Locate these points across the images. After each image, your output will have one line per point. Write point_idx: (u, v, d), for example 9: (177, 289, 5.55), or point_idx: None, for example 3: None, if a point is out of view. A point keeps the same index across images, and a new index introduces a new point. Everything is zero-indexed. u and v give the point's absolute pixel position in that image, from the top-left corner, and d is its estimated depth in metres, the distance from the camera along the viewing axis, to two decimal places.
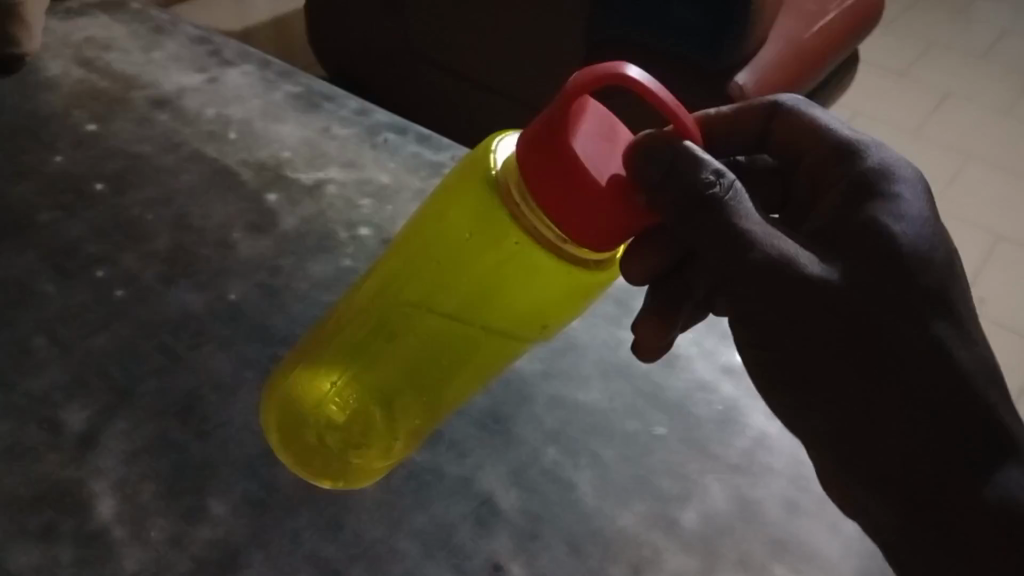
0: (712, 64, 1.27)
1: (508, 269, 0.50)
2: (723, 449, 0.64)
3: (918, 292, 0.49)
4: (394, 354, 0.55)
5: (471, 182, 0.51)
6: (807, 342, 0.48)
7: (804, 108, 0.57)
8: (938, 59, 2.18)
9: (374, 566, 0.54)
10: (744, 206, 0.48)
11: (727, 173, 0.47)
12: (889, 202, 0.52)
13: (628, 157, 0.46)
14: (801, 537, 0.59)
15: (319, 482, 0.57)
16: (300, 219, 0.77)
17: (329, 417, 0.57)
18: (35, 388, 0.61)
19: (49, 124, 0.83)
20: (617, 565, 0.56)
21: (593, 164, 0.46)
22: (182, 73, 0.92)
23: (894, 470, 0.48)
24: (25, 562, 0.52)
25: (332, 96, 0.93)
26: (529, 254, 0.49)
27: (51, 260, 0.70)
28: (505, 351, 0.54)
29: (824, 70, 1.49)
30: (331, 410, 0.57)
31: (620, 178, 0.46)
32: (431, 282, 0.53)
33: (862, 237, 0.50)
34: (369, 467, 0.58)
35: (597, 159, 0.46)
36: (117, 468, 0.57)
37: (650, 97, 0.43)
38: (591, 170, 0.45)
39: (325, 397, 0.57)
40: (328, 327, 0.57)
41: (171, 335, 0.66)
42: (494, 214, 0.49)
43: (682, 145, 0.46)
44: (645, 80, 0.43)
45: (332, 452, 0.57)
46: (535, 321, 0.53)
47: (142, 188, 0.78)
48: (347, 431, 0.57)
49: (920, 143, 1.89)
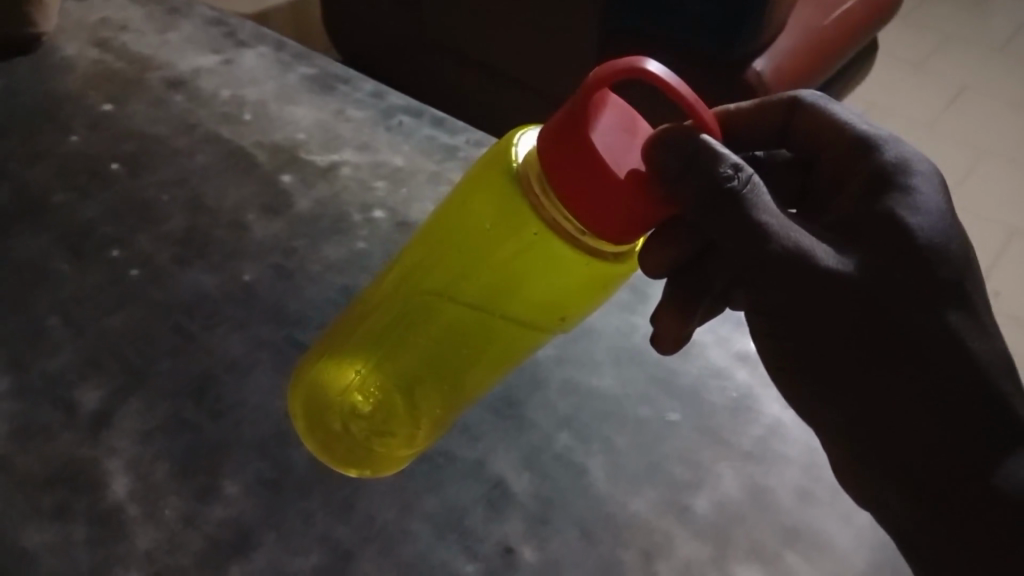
0: (729, 54, 1.25)
1: (533, 263, 0.50)
2: (735, 436, 0.64)
3: (940, 284, 0.49)
4: (416, 344, 0.55)
5: (493, 175, 0.50)
6: (827, 333, 0.48)
7: (825, 102, 0.56)
8: (956, 50, 2.16)
9: (386, 548, 0.55)
10: (762, 199, 0.47)
11: (745, 167, 0.47)
12: (905, 193, 0.51)
13: (648, 150, 0.45)
14: (815, 526, 0.59)
15: (344, 470, 0.57)
16: (314, 201, 0.77)
17: (354, 405, 0.56)
18: (50, 367, 0.62)
19: (65, 105, 0.83)
20: (628, 551, 0.56)
21: (613, 159, 0.45)
22: (197, 54, 0.92)
23: (913, 462, 0.48)
24: (39, 540, 0.53)
25: (346, 78, 0.92)
26: (557, 249, 0.48)
27: (67, 240, 0.71)
28: (525, 341, 0.54)
29: (840, 60, 1.47)
30: (356, 400, 0.56)
31: (640, 172, 0.45)
32: (452, 273, 0.53)
33: (879, 230, 0.50)
34: (392, 455, 0.57)
35: (613, 153, 0.45)
36: (132, 447, 0.58)
37: (667, 90, 0.42)
38: (610, 165, 0.45)
39: (350, 386, 0.56)
40: (352, 319, 0.57)
41: (185, 316, 0.66)
42: (514, 207, 0.49)
43: (700, 138, 0.45)
44: (664, 75, 0.42)
45: (356, 440, 0.57)
46: (555, 312, 0.52)
47: (157, 170, 0.78)
48: (371, 420, 0.57)
49: (936, 135, 1.87)
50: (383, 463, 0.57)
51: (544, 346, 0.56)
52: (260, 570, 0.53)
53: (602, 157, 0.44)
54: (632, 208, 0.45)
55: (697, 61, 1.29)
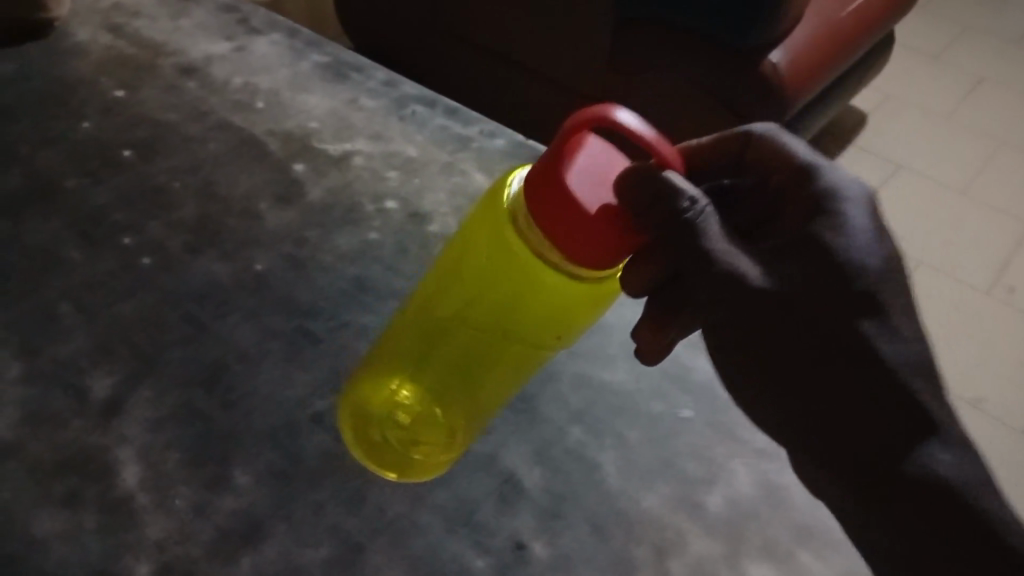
0: (746, 44, 1.24)
1: (526, 294, 0.50)
2: (750, 434, 0.63)
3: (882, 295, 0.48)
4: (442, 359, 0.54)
5: (486, 209, 0.51)
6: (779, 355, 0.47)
7: (778, 135, 0.52)
8: (973, 43, 2.14)
9: (397, 541, 0.54)
10: (715, 228, 0.45)
11: (704, 199, 0.45)
12: (837, 221, 0.48)
13: (619, 186, 0.46)
14: (827, 524, 0.58)
15: (383, 473, 0.57)
16: (327, 190, 0.77)
17: (396, 420, 0.56)
18: (61, 354, 0.62)
19: (77, 90, 0.83)
20: (640, 547, 0.56)
21: (591, 195, 0.46)
22: (209, 41, 0.91)
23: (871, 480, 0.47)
24: (49, 527, 0.53)
25: (359, 67, 0.91)
26: (550, 279, 0.49)
27: (78, 227, 0.70)
28: (528, 359, 0.54)
29: (857, 51, 1.45)
30: (398, 416, 0.56)
31: (612, 206, 0.46)
32: (455, 301, 0.53)
33: (812, 263, 0.47)
34: (433, 461, 0.57)
35: (588, 188, 0.46)
36: (142, 436, 0.58)
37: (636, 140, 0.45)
38: (583, 199, 0.46)
39: (388, 403, 0.56)
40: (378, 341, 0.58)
41: (196, 305, 0.66)
42: (505, 236, 0.49)
43: (663, 174, 0.45)
44: (633, 124, 0.44)
45: (399, 450, 0.57)
46: (555, 330, 0.52)
47: (169, 157, 0.78)
48: (409, 431, 0.56)
49: (952, 128, 1.85)
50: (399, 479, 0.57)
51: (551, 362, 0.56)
52: (271, 561, 0.53)
53: (575, 197, 0.45)
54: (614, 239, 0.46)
55: (712, 53, 1.28)
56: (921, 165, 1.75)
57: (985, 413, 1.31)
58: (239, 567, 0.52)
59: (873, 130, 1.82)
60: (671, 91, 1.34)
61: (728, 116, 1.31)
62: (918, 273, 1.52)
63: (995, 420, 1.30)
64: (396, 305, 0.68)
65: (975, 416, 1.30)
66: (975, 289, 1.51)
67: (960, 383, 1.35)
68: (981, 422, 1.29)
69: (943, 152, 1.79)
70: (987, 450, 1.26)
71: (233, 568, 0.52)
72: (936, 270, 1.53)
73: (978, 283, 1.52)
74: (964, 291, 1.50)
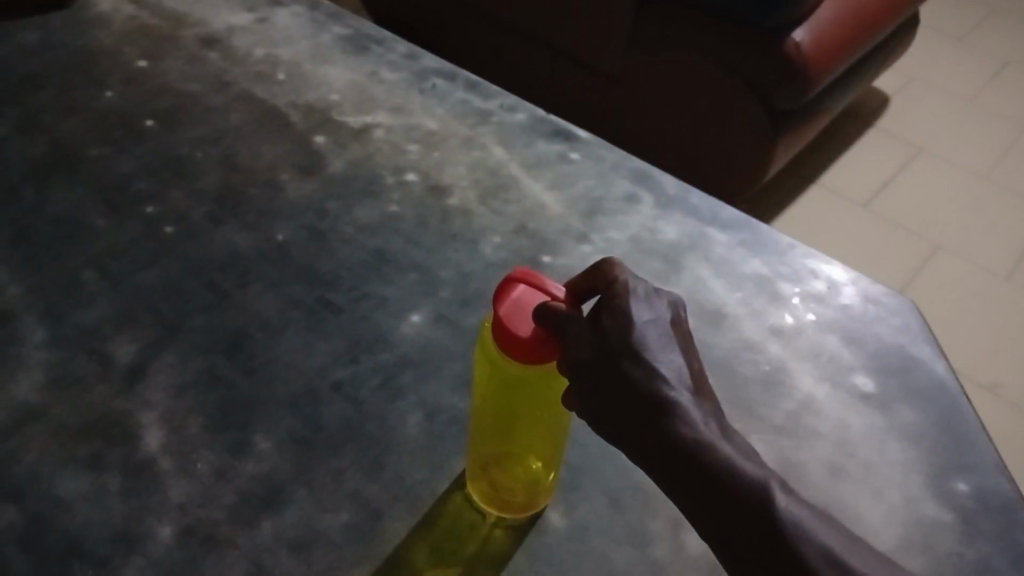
0: (769, 21, 1.23)
1: (513, 394, 0.51)
2: (768, 411, 0.62)
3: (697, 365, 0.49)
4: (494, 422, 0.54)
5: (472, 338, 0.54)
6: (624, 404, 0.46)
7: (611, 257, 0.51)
8: (1000, 25, 2.10)
9: (415, 508, 0.55)
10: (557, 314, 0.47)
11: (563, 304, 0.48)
12: (625, 323, 0.47)
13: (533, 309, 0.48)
14: (845, 501, 0.58)
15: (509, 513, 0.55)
16: (347, 163, 0.77)
17: (505, 483, 0.55)
18: (86, 320, 0.62)
19: (100, 60, 0.83)
20: (656, 520, 0.56)
21: (525, 310, 0.49)
22: (231, 12, 0.91)
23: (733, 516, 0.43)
24: (74, 489, 0.54)
25: (380, 40, 0.91)
26: (530, 372, 0.50)
27: (102, 195, 0.71)
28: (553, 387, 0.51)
29: (882, 31, 1.44)
30: (507, 479, 0.55)
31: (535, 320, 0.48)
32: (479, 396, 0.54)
33: (603, 366, 0.47)
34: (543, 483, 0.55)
35: (517, 310, 0.49)
36: (165, 402, 0.58)
37: (528, 283, 0.50)
38: (510, 321, 0.48)
39: (490, 469, 0.55)
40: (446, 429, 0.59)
41: (218, 274, 0.66)
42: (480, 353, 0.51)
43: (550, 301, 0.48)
44: (524, 270, 0.50)
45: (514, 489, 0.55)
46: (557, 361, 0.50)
47: (191, 128, 0.78)
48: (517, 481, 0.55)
49: (977, 111, 1.83)
50: (483, 544, 0.54)
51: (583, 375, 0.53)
52: (291, 526, 0.53)
53: (502, 321, 0.48)
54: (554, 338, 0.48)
55: (736, 31, 1.27)
56: (943, 149, 1.73)
57: (1002, 399, 1.30)
58: (260, 531, 0.53)
59: (895, 113, 1.80)
60: (693, 70, 1.33)
61: (750, 95, 1.30)
62: (937, 257, 1.51)
63: (1013, 406, 1.29)
64: (416, 277, 0.68)
65: (992, 402, 1.29)
66: (995, 275, 1.50)
67: (978, 368, 1.34)
68: (998, 408, 1.29)
69: (965, 136, 1.77)
70: (1004, 436, 1.25)
71: (254, 532, 0.53)
72: (956, 255, 1.52)
73: (998, 269, 1.51)
74: (983, 276, 1.49)
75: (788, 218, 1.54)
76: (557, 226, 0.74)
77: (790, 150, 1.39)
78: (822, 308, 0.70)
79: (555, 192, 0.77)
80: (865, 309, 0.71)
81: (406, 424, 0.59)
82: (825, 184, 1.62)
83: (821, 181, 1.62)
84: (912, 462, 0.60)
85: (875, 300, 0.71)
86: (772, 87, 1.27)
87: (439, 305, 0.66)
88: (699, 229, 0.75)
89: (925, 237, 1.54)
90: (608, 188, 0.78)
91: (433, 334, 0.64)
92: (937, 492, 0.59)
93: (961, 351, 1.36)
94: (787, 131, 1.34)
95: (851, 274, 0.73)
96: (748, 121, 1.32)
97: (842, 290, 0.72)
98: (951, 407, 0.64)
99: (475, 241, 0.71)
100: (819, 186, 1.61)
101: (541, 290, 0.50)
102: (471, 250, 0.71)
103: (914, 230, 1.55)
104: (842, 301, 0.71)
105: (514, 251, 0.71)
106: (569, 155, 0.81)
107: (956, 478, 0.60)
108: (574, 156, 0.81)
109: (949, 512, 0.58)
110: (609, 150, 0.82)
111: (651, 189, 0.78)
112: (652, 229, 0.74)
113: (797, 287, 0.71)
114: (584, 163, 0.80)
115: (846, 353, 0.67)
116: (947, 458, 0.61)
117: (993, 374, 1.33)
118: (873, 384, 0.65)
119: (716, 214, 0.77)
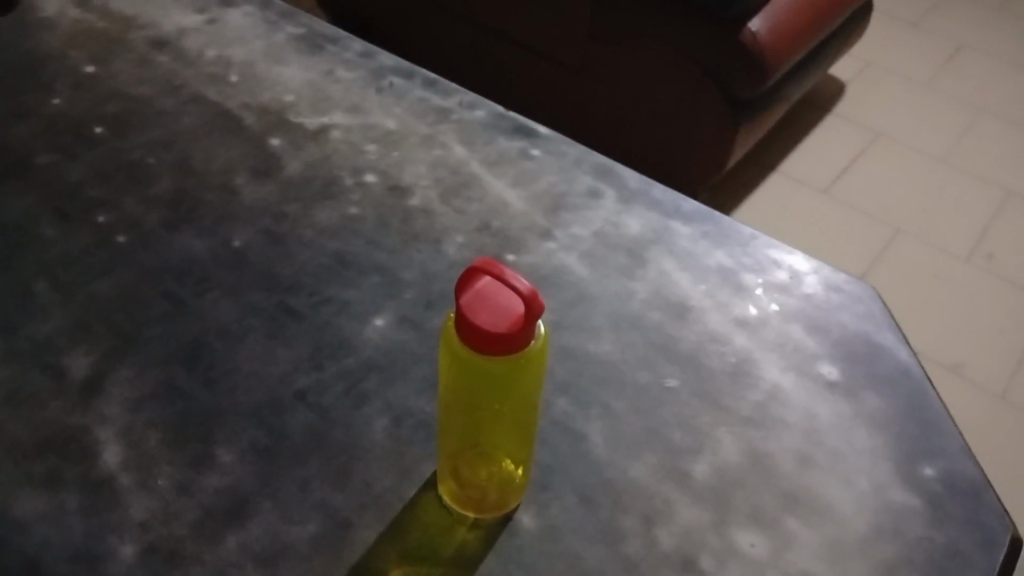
0: (724, 13, 1.24)
1: (479, 393, 0.51)
2: (735, 402, 0.62)
3: None
4: (461, 421, 0.53)
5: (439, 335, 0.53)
6: None
7: None
8: (953, 8, 2.12)
9: (384, 516, 0.54)
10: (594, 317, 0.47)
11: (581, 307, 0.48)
12: None
13: (496, 312, 0.47)
14: (813, 490, 0.58)
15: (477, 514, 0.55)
16: (305, 165, 0.75)
17: (472, 481, 0.55)
18: (39, 334, 0.61)
19: (46, 65, 0.81)
20: (628, 516, 0.56)
21: (488, 306, 0.47)
22: (180, 12, 0.89)
23: None
24: (31, 509, 0.52)
25: (335, 38, 0.89)
26: (493, 368, 0.48)
27: (52, 204, 0.69)
28: (518, 387, 0.51)
29: (838, 19, 1.45)
30: (475, 476, 0.55)
31: (498, 322, 0.46)
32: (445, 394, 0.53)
33: None
34: (510, 482, 0.55)
35: (483, 309, 0.47)
36: (123, 416, 0.57)
37: (496, 279, 0.47)
38: (473, 324, 0.46)
39: (456, 469, 0.55)
40: (415, 433, 0.58)
41: (175, 282, 0.65)
42: (447, 350, 0.50)
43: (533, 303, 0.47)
44: (488, 264, 0.47)
45: (482, 487, 0.55)
46: (525, 362, 0.49)
47: (144, 132, 0.76)
48: (483, 477, 0.55)
49: (932, 95, 1.86)
50: (458, 549, 0.53)
51: (549, 373, 0.53)
52: (258, 538, 0.52)
53: (468, 321, 0.46)
54: (511, 341, 0.47)
55: (692, 21, 1.27)
56: (900, 134, 1.75)
57: (964, 378, 1.32)
58: (225, 545, 0.52)
59: (852, 100, 1.82)
60: (653, 61, 1.33)
61: (710, 85, 1.30)
62: (896, 241, 1.53)
63: (975, 386, 1.32)
64: (379, 279, 0.67)
65: (954, 382, 1.32)
66: (955, 257, 1.52)
67: (940, 350, 1.36)
68: (961, 387, 1.31)
69: (921, 121, 1.79)
70: (967, 414, 1.28)
71: (218, 546, 0.52)
72: (915, 239, 1.54)
73: (958, 251, 1.53)
74: (943, 258, 1.51)
75: (750, 207, 1.55)
76: (520, 223, 0.73)
77: (752, 139, 1.39)
78: (787, 298, 0.70)
79: (517, 189, 0.76)
80: (828, 297, 0.71)
81: (373, 430, 0.58)
82: (785, 172, 1.63)
83: (781, 169, 1.64)
84: (879, 448, 0.61)
85: (837, 287, 0.72)
86: (732, 77, 1.28)
87: (403, 307, 0.65)
88: (662, 222, 0.75)
89: (885, 221, 1.56)
90: (570, 183, 0.77)
91: (397, 337, 0.63)
92: (904, 478, 0.59)
93: (923, 333, 1.38)
94: (748, 121, 1.34)
95: (814, 263, 0.74)
96: (708, 111, 1.32)
97: (805, 279, 0.72)
98: (915, 392, 0.65)
99: (438, 241, 0.70)
100: (779, 174, 1.62)
101: (507, 286, 0.47)
102: (434, 250, 0.70)
103: (873, 214, 1.57)
104: (805, 291, 0.71)
105: (477, 249, 0.70)
106: (530, 151, 0.80)
107: (923, 463, 0.60)
108: (535, 152, 0.80)
109: (917, 497, 0.58)
110: (570, 145, 0.81)
111: (613, 184, 0.78)
112: (615, 224, 0.74)
113: (760, 278, 0.71)
114: (546, 159, 0.79)
115: (811, 342, 0.67)
116: (913, 443, 0.61)
117: (955, 354, 1.36)
118: (838, 371, 0.65)
119: (679, 206, 0.77)
